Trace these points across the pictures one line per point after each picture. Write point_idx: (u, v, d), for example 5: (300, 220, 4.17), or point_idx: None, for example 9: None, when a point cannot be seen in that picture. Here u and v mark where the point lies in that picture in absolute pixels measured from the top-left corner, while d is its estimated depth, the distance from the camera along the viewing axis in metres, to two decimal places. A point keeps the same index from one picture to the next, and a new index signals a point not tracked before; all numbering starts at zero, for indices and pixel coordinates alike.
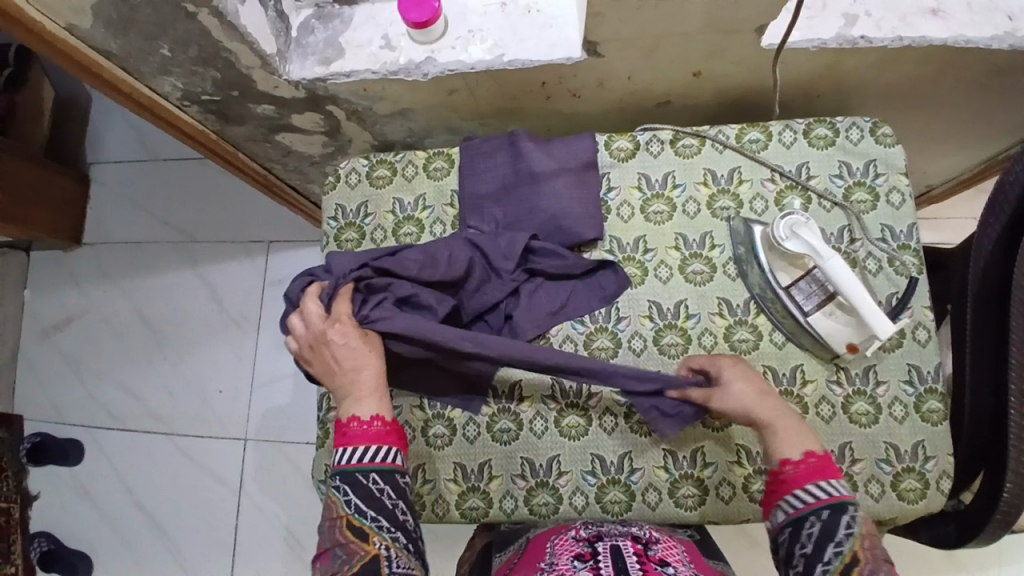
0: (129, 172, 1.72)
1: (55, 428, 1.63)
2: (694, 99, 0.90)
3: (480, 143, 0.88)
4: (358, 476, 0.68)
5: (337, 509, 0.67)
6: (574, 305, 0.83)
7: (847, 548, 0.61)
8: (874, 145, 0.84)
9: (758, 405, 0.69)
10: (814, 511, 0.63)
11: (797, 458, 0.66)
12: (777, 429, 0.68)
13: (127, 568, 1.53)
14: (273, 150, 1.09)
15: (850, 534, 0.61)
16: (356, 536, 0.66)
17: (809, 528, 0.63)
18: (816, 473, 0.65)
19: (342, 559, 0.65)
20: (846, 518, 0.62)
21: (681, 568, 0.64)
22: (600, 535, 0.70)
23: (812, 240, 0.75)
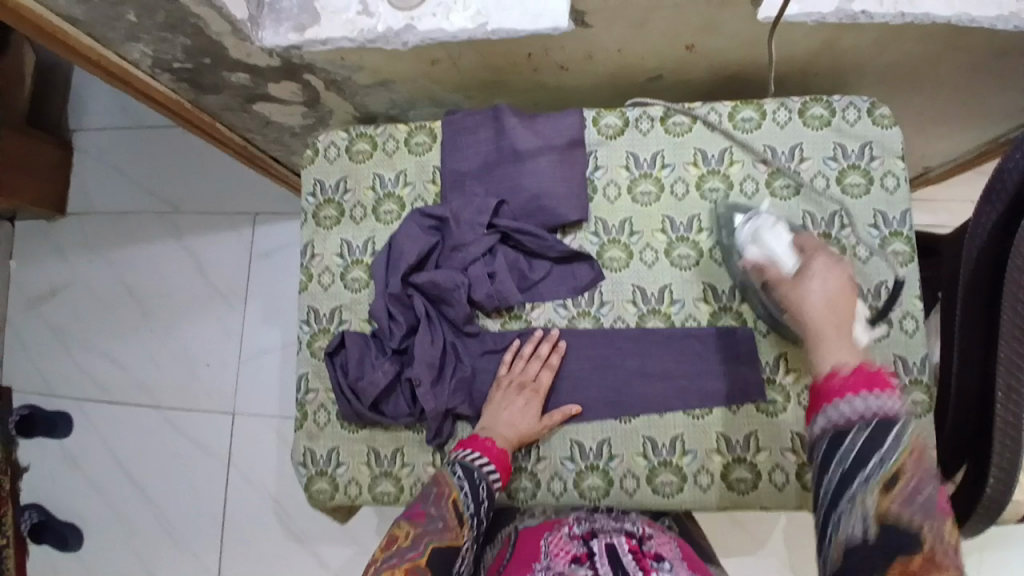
0: (113, 140, 1.67)
1: (44, 400, 1.63)
2: (686, 75, 0.86)
3: (462, 117, 0.85)
4: (475, 474, 0.71)
5: (444, 483, 0.70)
6: (548, 288, 0.82)
7: (888, 466, 0.49)
8: (871, 127, 0.81)
9: (837, 307, 0.61)
10: (853, 427, 0.52)
11: (845, 369, 0.54)
12: (835, 328, 0.59)
13: (119, 537, 1.55)
14: (252, 120, 1.05)
15: (896, 450, 0.50)
16: (455, 515, 0.68)
17: (850, 442, 0.51)
18: (871, 380, 0.53)
19: (436, 527, 0.66)
20: (887, 436, 0.50)
21: (677, 563, 0.65)
22: (594, 531, 0.71)
23: (773, 243, 0.71)
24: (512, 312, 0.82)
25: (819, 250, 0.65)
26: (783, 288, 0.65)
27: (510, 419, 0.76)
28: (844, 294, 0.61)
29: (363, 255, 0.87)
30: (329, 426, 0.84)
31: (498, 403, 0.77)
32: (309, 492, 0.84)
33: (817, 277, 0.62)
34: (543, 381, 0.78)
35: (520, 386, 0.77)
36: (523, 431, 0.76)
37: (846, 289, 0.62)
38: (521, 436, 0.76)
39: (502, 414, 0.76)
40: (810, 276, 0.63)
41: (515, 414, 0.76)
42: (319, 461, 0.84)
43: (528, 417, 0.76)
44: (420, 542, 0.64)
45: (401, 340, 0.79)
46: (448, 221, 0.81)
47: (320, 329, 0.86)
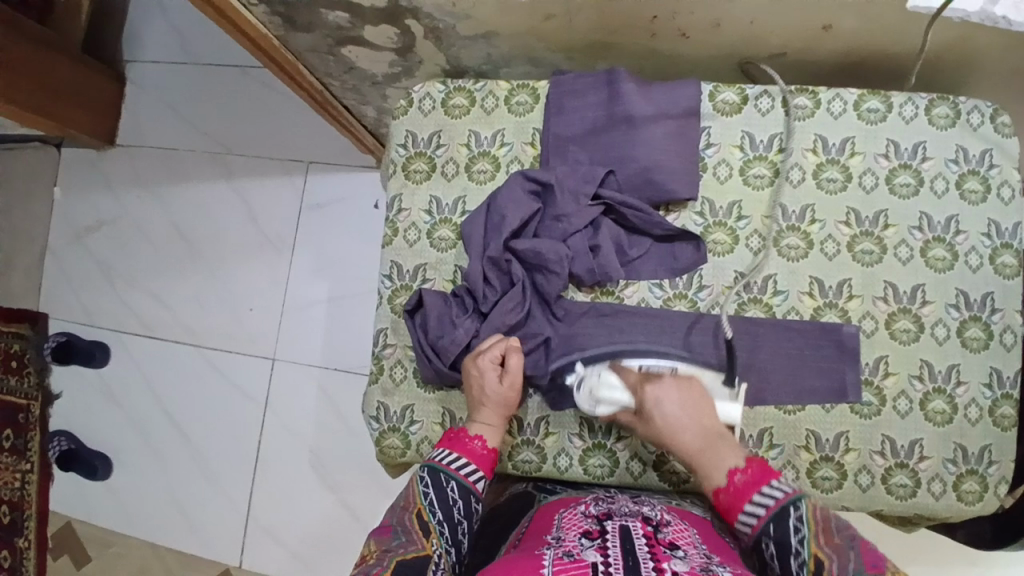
0: (167, 74, 1.63)
1: (82, 330, 1.63)
2: (811, 56, 0.81)
3: (573, 79, 0.80)
4: (443, 477, 0.69)
5: (410, 499, 0.68)
6: (648, 268, 0.79)
7: (808, 554, 0.57)
8: (990, 134, 0.78)
9: (693, 419, 0.68)
10: (764, 529, 0.59)
11: (724, 482, 0.63)
12: (706, 443, 0.66)
13: (149, 472, 1.56)
14: (336, 64, 1.00)
15: (802, 538, 0.57)
16: (420, 528, 0.65)
17: (767, 550, 0.59)
18: (761, 478, 0.62)
19: (400, 542, 0.63)
20: (792, 523, 0.58)
21: (692, 553, 0.60)
22: (611, 512, 0.67)
23: (614, 394, 0.71)
24: (604, 288, 0.80)
25: (653, 375, 0.71)
26: (638, 425, 0.71)
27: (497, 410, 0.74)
28: (691, 404, 0.69)
29: (452, 215, 0.84)
30: (405, 382, 0.82)
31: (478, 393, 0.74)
32: (379, 447, 0.83)
33: (659, 403, 0.68)
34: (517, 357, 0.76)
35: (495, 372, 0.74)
36: (500, 408, 0.74)
37: (690, 397, 0.69)
38: (500, 412, 0.74)
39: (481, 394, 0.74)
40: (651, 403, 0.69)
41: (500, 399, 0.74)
42: (392, 417, 0.82)
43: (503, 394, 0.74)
44: (385, 556, 0.60)
45: (493, 305, 0.77)
46: (552, 188, 0.77)
47: (402, 285, 0.84)
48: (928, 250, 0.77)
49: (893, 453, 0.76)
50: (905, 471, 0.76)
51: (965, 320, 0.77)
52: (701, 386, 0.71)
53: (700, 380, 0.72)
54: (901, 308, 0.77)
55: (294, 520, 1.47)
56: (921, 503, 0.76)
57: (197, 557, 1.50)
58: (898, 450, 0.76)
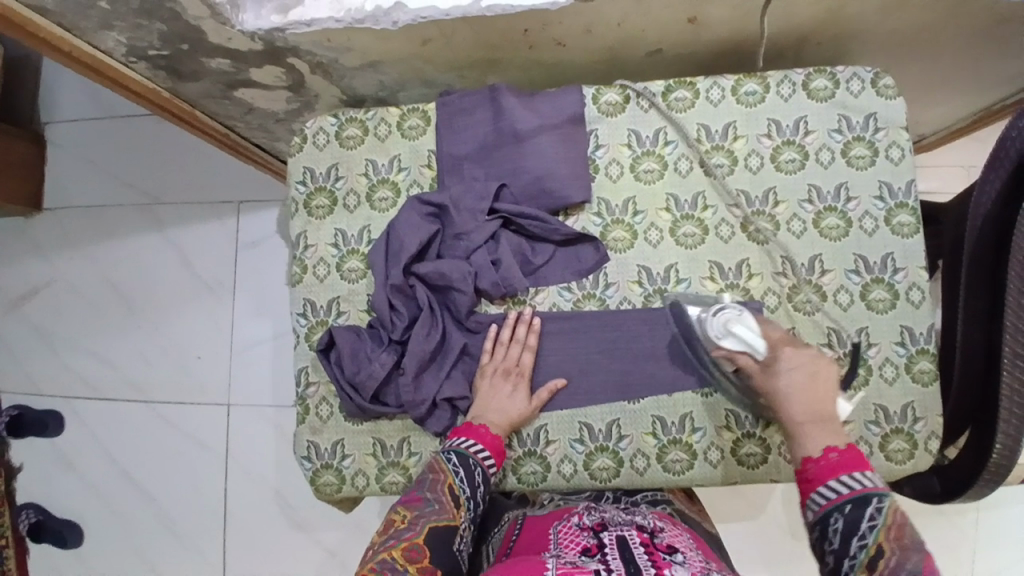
0: (85, 132, 1.61)
1: (32, 400, 1.60)
2: (687, 47, 0.83)
3: (459, 98, 0.81)
4: (471, 461, 0.71)
5: (437, 468, 0.70)
6: (555, 273, 0.80)
7: (873, 541, 0.57)
8: (875, 97, 0.80)
9: (814, 391, 0.66)
10: (838, 506, 0.59)
11: (818, 454, 0.63)
12: (824, 419, 0.65)
13: (119, 535, 1.54)
14: (234, 106, 1.00)
15: (874, 527, 0.57)
16: (451, 498, 0.68)
17: (833, 525, 0.59)
18: (855, 465, 0.61)
19: (433, 509, 0.66)
20: (869, 510, 0.58)
21: (690, 556, 0.63)
22: (605, 522, 0.68)
23: (749, 336, 0.69)
24: (516, 298, 0.81)
25: (793, 342, 0.69)
26: (756, 377, 0.69)
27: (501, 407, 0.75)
28: (823, 380, 0.66)
29: (359, 245, 0.84)
30: (332, 419, 0.83)
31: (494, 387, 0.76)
32: (315, 486, 0.83)
33: (792, 365, 0.67)
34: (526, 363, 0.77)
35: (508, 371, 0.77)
36: (514, 417, 0.75)
37: (821, 374, 0.66)
38: (512, 421, 0.75)
39: (491, 401, 0.75)
40: (780, 366, 0.67)
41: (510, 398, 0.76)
42: (324, 453, 0.82)
43: (517, 403, 0.76)
44: (417, 523, 0.64)
45: (403, 332, 0.77)
46: (448, 208, 0.78)
47: (318, 321, 0.84)
48: (821, 221, 0.80)
49: None
50: None
51: (867, 283, 0.79)
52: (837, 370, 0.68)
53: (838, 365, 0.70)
54: (801, 280, 0.79)
55: (272, 563, 1.46)
56: None
57: None
58: None
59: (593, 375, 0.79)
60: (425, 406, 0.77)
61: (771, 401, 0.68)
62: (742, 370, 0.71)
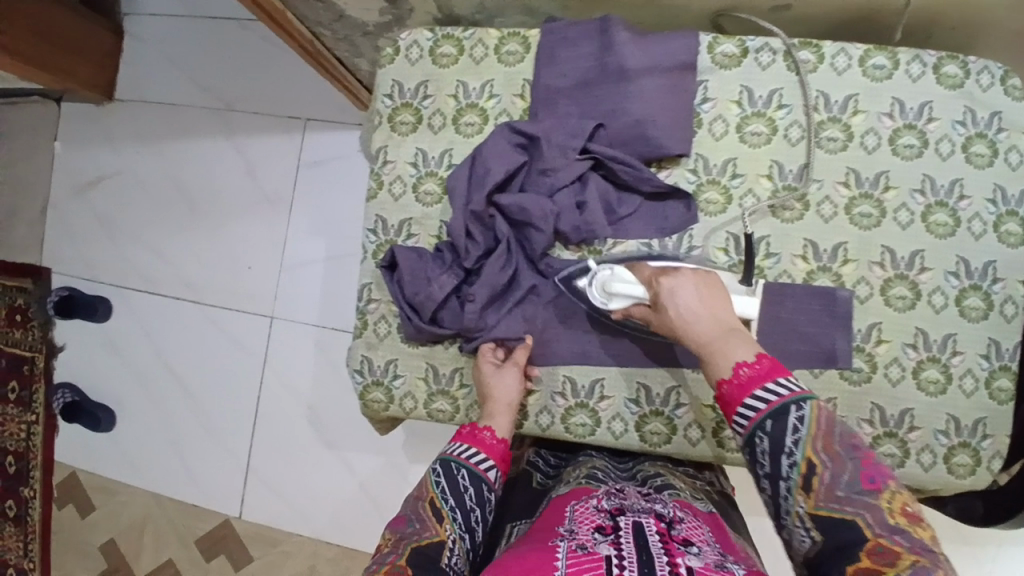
0: (163, 27, 1.60)
1: (84, 284, 1.64)
2: (817, 7, 0.77)
3: (565, 27, 0.77)
4: (453, 466, 0.67)
5: (422, 488, 0.66)
6: (637, 228, 0.76)
7: (801, 457, 0.53)
8: (1000, 97, 0.74)
9: (706, 313, 0.63)
10: (760, 425, 0.55)
11: (730, 374, 0.58)
12: (722, 337, 0.61)
13: (151, 424, 1.59)
14: (325, 11, 0.97)
15: (799, 440, 0.53)
16: (433, 514, 0.62)
17: (760, 445, 0.55)
18: (769, 374, 0.57)
19: (415, 528, 0.61)
20: (791, 423, 0.54)
21: (706, 548, 0.59)
22: (622, 508, 0.64)
23: (627, 289, 0.69)
24: (592, 246, 0.77)
25: (669, 270, 0.68)
26: (653, 318, 0.68)
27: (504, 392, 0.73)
28: (710, 294, 0.65)
29: (439, 168, 0.81)
30: (388, 338, 0.82)
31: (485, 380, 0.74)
32: (362, 401, 0.83)
33: (673, 295, 0.65)
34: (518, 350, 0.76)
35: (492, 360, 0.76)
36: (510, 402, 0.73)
37: (709, 292, 0.65)
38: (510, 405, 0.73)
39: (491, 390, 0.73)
40: (669, 296, 0.65)
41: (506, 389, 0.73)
42: (375, 370, 0.82)
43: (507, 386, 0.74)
44: (400, 546, 0.59)
45: (475, 261, 0.75)
46: (539, 140, 0.74)
47: (386, 240, 0.82)
48: (930, 215, 0.74)
49: (881, 422, 0.74)
50: (893, 440, 0.74)
51: (965, 289, 0.74)
52: (719, 282, 0.68)
53: (716, 276, 0.69)
54: (897, 274, 0.74)
55: (290, 476, 1.49)
56: (907, 472, 0.75)
57: (198, 508, 1.55)
58: (887, 419, 0.74)
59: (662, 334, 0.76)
60: (484, 336, 0.77)
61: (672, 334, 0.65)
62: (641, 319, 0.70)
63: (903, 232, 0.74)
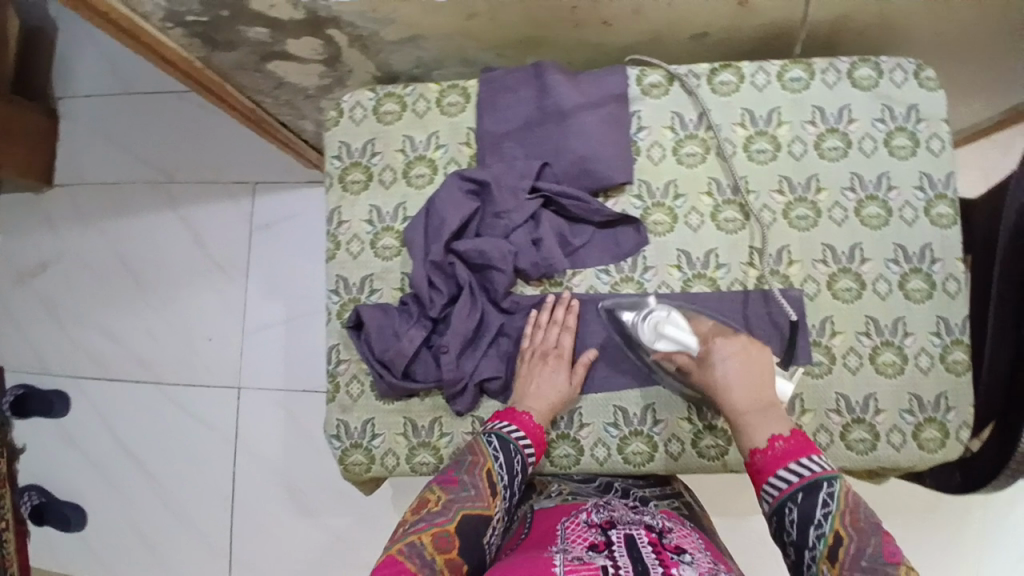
0: (99, 108, 1.59)
1: (38, 379, 1.58)
2: (732, 32, 0.82)
3: (501, 74, 0.80)
4: (510, 446, 0.70)
5: (479, 453, 0.69)
6: (593, 257, 0.79)
7: (829, 528, 0.59)
8: (917, 89, 0.80)
9: (749, 381, 0.70)
10: (791, 496, 0.61)
11: (765, 444, 0.65)
12: (758, 409, 0.68)
13: (125, 516, 1.52)
14: (264, 80, 0.98)
15: (828, 513, 0.59)
16: (488, 485, 0.67)
17: (789, 515, 0.61)
18: (802, 451, 0.64)
19: (467, 493, 0.66)
20: (821, 497, 0.60)
21: (697, 556, 0.62)
22: (613, 521, 0.67)
23: (679, 334, 0.73)
24: (553, 279, 0.80)
25: (727, 331, 0.74)
26: (695, 372, 0.73)
27: (540, 392, 0.75)
28: (755, 367, 0.71)
29: (395, 222, 0.83)
30: (363, 397, 0.82)
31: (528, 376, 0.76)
32: (344, 465, 0.82)
33: (723, 359, 0.71)
34: (565, 346, 0.77)
35: (539, 359, 0.76)
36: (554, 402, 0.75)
37: (750, 362, 0.72)
38: (553, 406, 0.75)
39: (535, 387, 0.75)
40: (714, 357, 0.72)
41: (550, 385, 0.75)
42: (354, 432, 0.81)
43: (559, 384, 0.75)
44: (450, 508, 0.64)
45: (442, 309, 0.76)
46: (488, 185, 0.77)
47: (350, 298, 0.83)
48: (862, 209, 0.79)
49: (848, 409, 0.78)
50: (862, 426, 0.78)
51: (905, 274, 0.79)
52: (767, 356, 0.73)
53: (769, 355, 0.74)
54: (840, 268, 0.79)
55: (278, 549, 1.44)
56: (882, 455, 0.78)
57: None
58: (853, 406, 0.78)
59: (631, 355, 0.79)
60: (462, 384, 0.76)
61: (711, 394, 0.72)
62: (681, 368, 0.74)
63: (840, 229, 0.79)
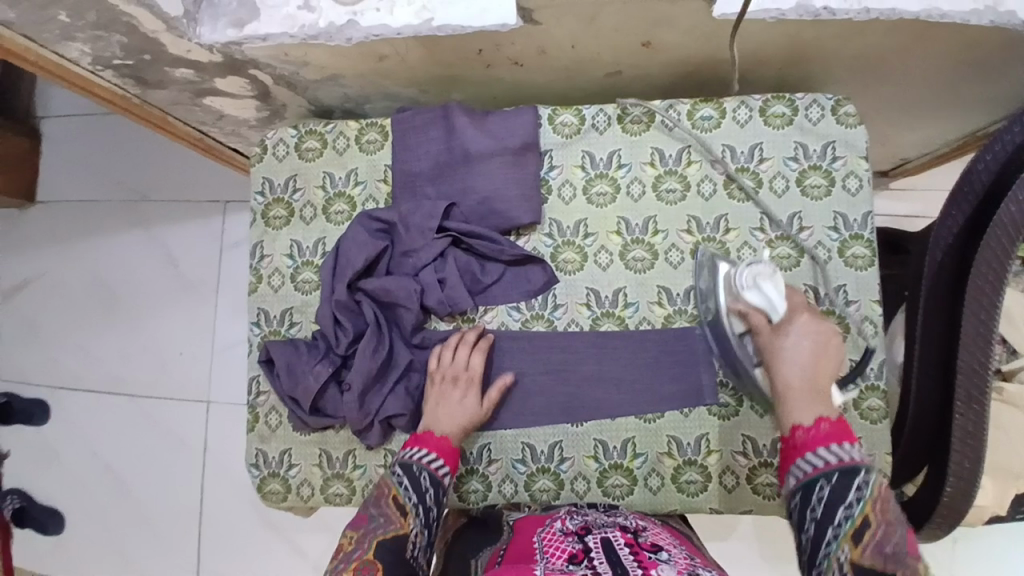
0: (76, 128, 1.63)
1: (17, 390, 1.63)
2: (645, 70, 0.83)
3: (413, 116, 0.82)
4: (415, 469, 0.70)
5: (384, 483, 0.69)
6: (503, 295, 0.80)
7: (858, 511, 0.57)
8: (834, 125, 0.79)
9: (816, 364, 0.68)
10: (825, 475, 0.60)
11: (809, 423, 0.64)
12: (815, 393, 0.66)
13: (99, 525, 1.56)
14: (205, 113, 1.01)
15: (861, 497, 0.58)
16: (396, 508, 0.67)
17: (819, 492, 0.60)
18: (843, 436, 0.62)
19: (378, 523, 0.66)
20: (855, 482, 0.59)
21: (675, 553, 0.62)
22: (587, 526, 0.67)
23: (773, 294, 0.70)
24: (465, 316, 0.81)
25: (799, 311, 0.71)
26: (762, 337, 0.71)
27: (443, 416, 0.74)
28: (824, 354, 0.68)
29: (314, 257, 0.85)
30: (280, 429, 0.83)
31: (438, 399, 0.75)
32: (262, 493, 0.84)
33: (800, 338, 0.69)
34: (475, 368, 0.76)
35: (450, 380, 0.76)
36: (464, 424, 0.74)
37: (827, 351, 0.68)
38: (464, 428, 0.75)
39: (441, 410, 0.75)
40: (790, 330, 0.69)
41: (455, 409, 0.75)
42: (271, 462, 0.83)
43: (468, 407, 0.75)
44: (364, 542, 0.64)
45: (347, 347, 0.78)
46: (396, 225, 0.79)
47: (271, 331, 0.85)
48: (772, 249, 0.79)
49: (754, 452, 0.76)
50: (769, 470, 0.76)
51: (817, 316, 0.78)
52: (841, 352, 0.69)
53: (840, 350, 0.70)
54: None
55: (242, 560, 1.47)
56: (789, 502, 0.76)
57: None
58: (760, 450, 0.76)
59: (539, 395, 0.79)
60: (367, 422, 0.77)
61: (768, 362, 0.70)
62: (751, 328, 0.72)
63: None
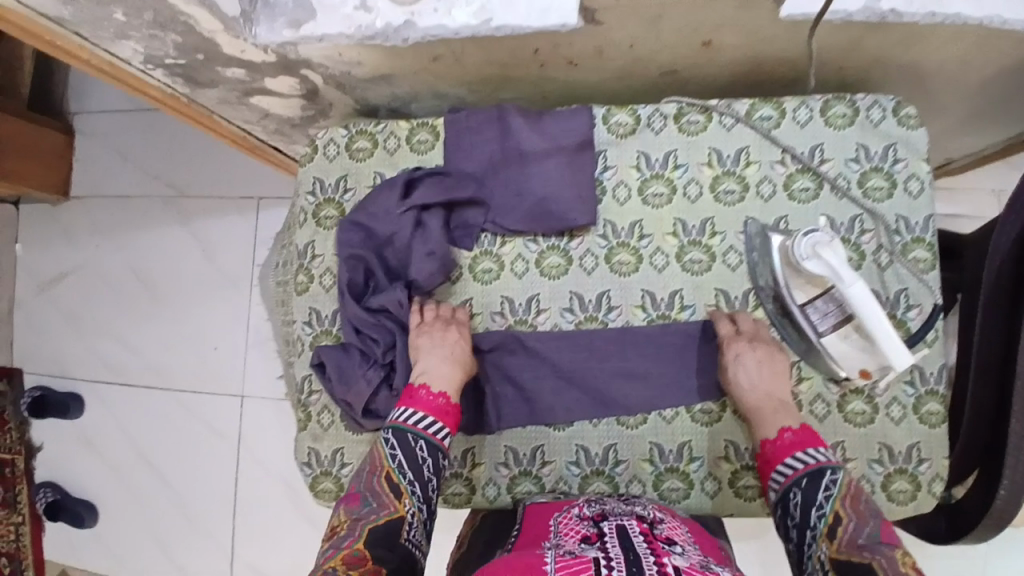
0: (111, 123, 1.64)
1: (55, 383, 1.65)
2: (700, 70, 0.82)
3: (467, 116, 0.81)
4: (408, 435, 0.70)
5: (376, 459, 0.69)
6: (557, 298, 0.80)
7: (830, 508, 0.60)
8: (896, 127, 0.77)
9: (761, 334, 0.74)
10: (795, 482, 0.64)
11: (773, 436, 0.69)
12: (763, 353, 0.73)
13: (135, 515, 1.59)
14: (250, 111, 1.01)
15: (830, 495, 0.61)
16: (390, 490, 0.67)
17: (793, 498, 0.63)
18: (807, 443, 0.67)
19: (371, 507, 0.65)
20: (824, 482, 0.62)
21: (689, 549, 0.59)
22: (604, 514, 0.65)
23: (835, 260, 0.69)
24: (519, 318, 0.81)
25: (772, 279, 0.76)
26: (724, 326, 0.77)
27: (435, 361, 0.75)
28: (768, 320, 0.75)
29: None
30: (333, 428, 0.84)
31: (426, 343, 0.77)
32: (314, 492, 0.84)
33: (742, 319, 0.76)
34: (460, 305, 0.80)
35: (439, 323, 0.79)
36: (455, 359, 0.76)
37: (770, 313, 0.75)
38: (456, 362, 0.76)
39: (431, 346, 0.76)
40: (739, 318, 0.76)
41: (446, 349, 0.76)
42: (324, 461, 0.84)
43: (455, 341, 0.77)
44: (355, 527, 0.63)
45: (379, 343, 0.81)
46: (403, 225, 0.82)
47: (323, 331, 0.85)
48: None
49: None
50: None
51: None
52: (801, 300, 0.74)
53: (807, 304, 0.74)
54: None
55: (277, 553, 1.49)
56: None
57: None
58: None
59: (591, 397, 0.79)
60: None
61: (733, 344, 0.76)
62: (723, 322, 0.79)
63: None
